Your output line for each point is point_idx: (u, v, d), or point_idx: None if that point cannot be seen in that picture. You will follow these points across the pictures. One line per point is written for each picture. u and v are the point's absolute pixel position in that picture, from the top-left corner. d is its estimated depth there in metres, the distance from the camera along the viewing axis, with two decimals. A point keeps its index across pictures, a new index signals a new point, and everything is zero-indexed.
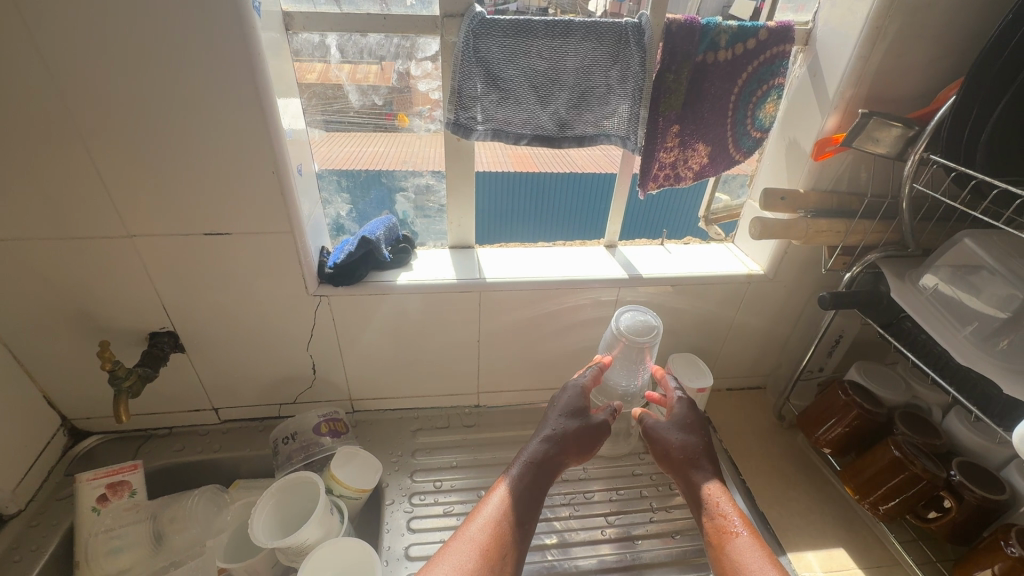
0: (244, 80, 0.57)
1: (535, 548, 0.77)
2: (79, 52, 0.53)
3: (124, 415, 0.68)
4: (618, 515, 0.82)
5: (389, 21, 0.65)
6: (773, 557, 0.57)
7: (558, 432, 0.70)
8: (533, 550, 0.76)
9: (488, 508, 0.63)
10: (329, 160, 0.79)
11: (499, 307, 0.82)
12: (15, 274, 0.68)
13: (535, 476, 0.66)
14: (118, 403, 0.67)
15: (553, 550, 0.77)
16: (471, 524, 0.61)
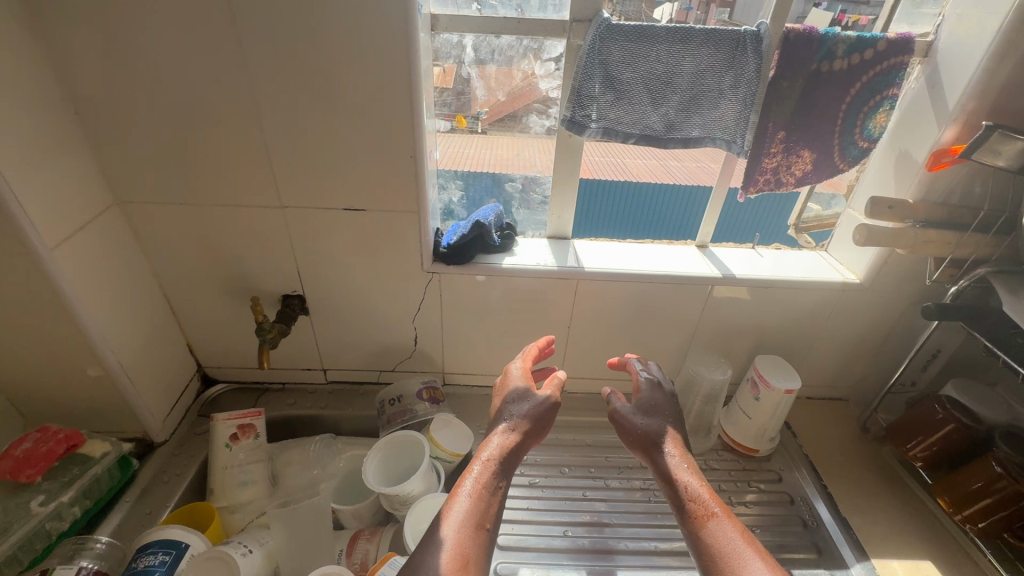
0: (401, 74, 0.65)
1: (618, 526, 0.80)
2: (272, 45, 0.62)
3: (265, 363, 0.77)
4: None
5: (523, 25, 0.71)
6: (749, 533, 0.57)
7: (515, 423, 0.68)
8: (615, 528, 0.80)
9: (455, 504, 0.58)
10: (448, 155, 0.86)
11: (594, 296, 0.87)
12: (183, 235, 0.79)
13: (508, 451, 0.65)
14: (262, 352, 0.76)
15: (635, 530, 0.80)
16: (441, 521, 0.57)
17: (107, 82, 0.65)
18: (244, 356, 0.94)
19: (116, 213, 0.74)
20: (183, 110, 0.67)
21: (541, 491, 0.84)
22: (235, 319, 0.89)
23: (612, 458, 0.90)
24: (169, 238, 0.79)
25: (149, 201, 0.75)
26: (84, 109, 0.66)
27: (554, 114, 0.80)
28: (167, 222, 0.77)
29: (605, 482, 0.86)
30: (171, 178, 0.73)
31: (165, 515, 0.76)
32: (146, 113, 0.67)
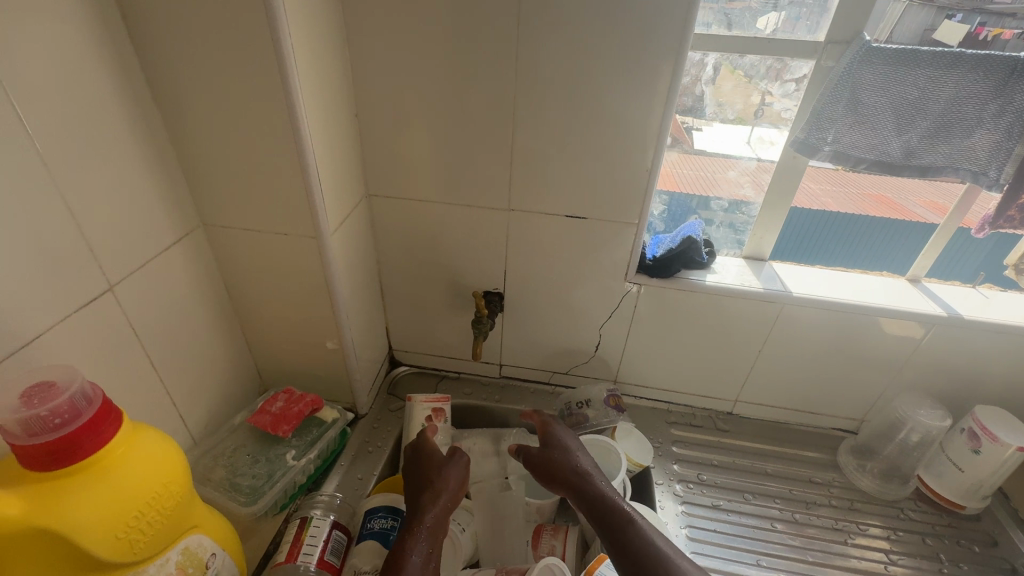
0: (664, 91, 0.67)
1: (813, 564, 0.78)
2: (548, 60, 0.67)
3: (479, 353, 0.82)
4: (899, 556, 0.79)
5: (774, 45, 0.71)
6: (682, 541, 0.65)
7: (434, 488, 0.71)
8: (810, 564, 0.78)
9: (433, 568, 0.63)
10: (667, 178, 0.85)
11: (796, 321, 0.85)
12: (411, 227, 0.86)
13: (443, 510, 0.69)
14: (478, 343, 0.81)
15: (832, 570, 0.77)
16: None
17: (389, 88, 0.72)
18: (433, 343, 1.01)
19: (363, 204, 0.82)
20: (448, 115, 0.73)
21: (726, 514, 0.83)
22: (436, 308, 0.95)
23: (795, 491, 0.87)
24: (399, 229, 0.86)
25: (392, 195, 0.82)
26: (363, 111, 0.75)
27: (783, 137, 0.79)
28: (400, 215, 0.84)
29: (792, 515, 0.83)
30: (417, 175, 0.80)
31: (374, 483, 0.83)
32: (414, 117, 0.74)
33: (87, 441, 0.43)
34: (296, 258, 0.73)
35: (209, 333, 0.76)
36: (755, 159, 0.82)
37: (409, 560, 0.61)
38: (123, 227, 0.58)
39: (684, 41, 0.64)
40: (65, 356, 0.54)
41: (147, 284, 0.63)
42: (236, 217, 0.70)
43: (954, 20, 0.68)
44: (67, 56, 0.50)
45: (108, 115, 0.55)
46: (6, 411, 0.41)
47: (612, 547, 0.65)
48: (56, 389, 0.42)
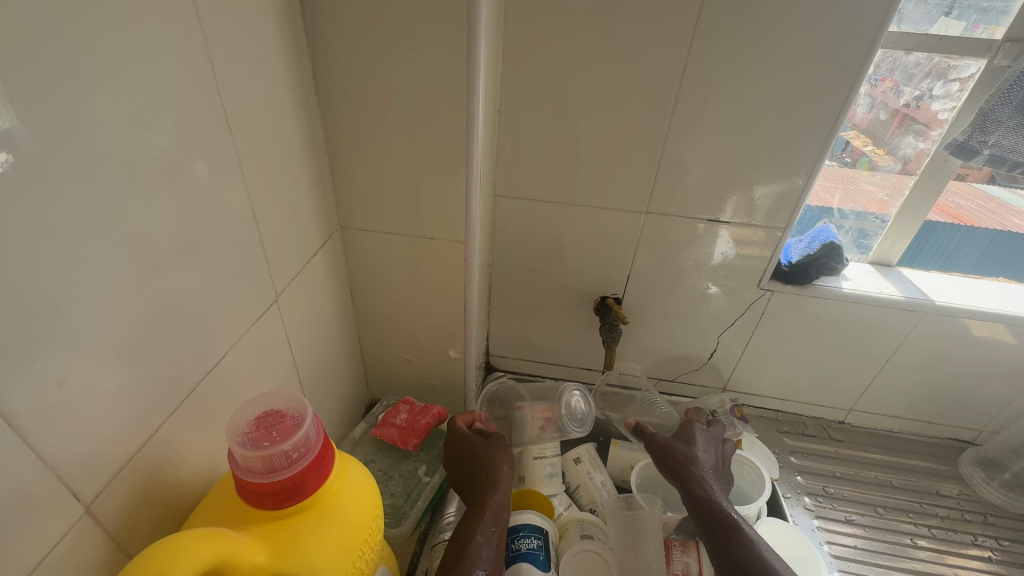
0: (841, 90, 0.66)
1: None
2: (717, 55, 0.65)
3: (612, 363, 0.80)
4: None
5: (943, 42, 0.68)
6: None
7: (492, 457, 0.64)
8: None
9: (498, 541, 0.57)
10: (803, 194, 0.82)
11: (931, 330, 0.83)
12: (535, 228, 0.82)
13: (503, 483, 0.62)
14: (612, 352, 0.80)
15: None
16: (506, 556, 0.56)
17: (539, 82, 0.69)
18: (536, 347, 0.97)
19: (490, 204, 0.79)
20: (598, 112, 0.70)
21: (862, 529, 0.82)
22: (546, 311, 0.92)
23: (925, 504, 0.86)
24: (522, 230, 0.83)
25: (521, 195, 0.79)
26: (505, 106, 0.72)
27: (937, 139, 0.75)
28: (525, 215, 0.81)
29: (928, 530, 0.83)
30: (552, 174, 0.77)
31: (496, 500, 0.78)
32: (561, 112, 0.71)
33: (311, 480, 0.38)
34: (439, 261, 0.70)
35: (339, 338, 0.73)
36: (833, 160, 0.80)
37: (474, 540, 0.55)
38: (292, 229, 0.56)
39: (880, 35, 0.62)
40: (244, 368, 0.51)
41: (304, 288, 0.60)
42: (380, 218, 0.67)
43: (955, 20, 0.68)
44: (263, 52, 0.48)
45: (286, 112, 0.53)
46: (240, 443, 0.37)
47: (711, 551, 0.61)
48: (288, 422, 0.39)
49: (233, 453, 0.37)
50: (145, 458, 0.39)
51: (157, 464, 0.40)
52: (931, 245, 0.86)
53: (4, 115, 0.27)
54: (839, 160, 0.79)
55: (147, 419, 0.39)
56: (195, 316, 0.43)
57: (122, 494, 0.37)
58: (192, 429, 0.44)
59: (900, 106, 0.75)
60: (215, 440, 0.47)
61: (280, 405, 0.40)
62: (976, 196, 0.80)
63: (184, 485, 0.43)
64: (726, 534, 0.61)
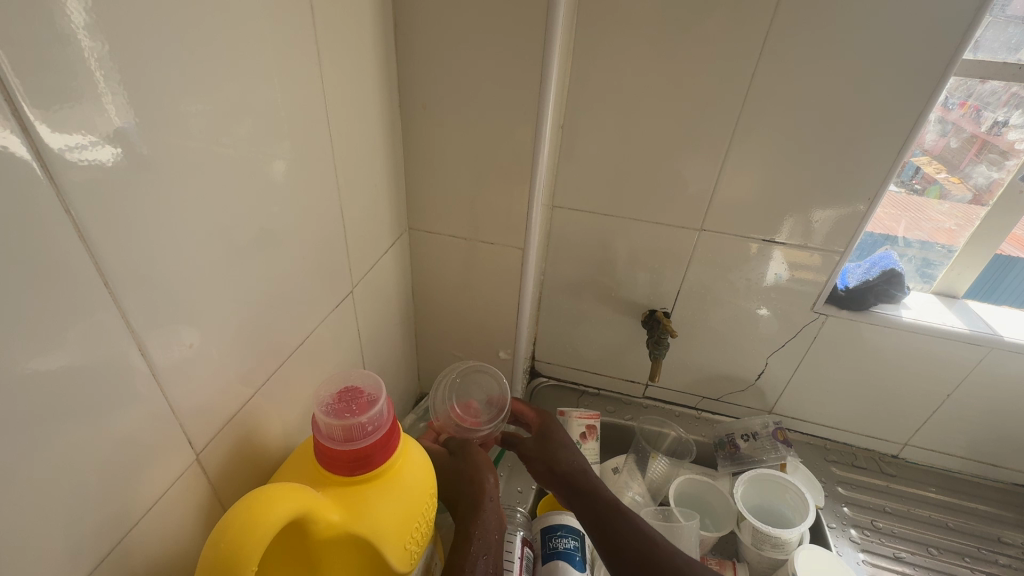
0: (907, 116, 0.66)
1: None
2: (780, 79, 0.66)
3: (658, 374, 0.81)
4: None
5: (1022, 72, 0.67)
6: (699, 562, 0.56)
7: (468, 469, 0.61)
8: None
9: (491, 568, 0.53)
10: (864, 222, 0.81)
11: (999, 366, 0.80)
12: (588, 239, 0.85)
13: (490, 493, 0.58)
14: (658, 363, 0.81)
15: None
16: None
17: (602, 100, 0.73)
18: (581, 356, 1.00)
19: (547, 214, 0.83)
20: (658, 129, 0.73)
21: (912, 568, 0.79)
22: (594, 321, 0.94)
23: (984, 550, 0.82)
24: (575, 241, 0.86)
25: (577, 207, 0.82)
26: (568, 123, 0.75)
27: (1014, 169, 0.73)
28: (580, 226, 0.84)
29: None
30: (609, 187, 0.79)
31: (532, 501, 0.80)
32: (622, 130, 0.74)
33: (378, 453, 0.42)
34: (495, 265, 0.74)
35: (399, 332, 0.78)
36: (902, 187, 0.78)
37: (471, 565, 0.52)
38: (369, 228, 0.62)
39: (951, 63, 0.62)
40: (320, 351, 0.56)
41: (375, 283, 0.66)
42: (445, 222, 0.73)
43: None
44: (357, 68, 0.54)
45: (372, 122, 0.59)
46: (325, 411, 0.42)
47: (603, 543, 0.58)
48: (365, 398, 0.44)
49: (317, 419, 0.42)
50: (241, 418, 0.45)
51: (249, 425, 0.46)
52: (1007, 283, 0.83)
53: (123, 115, 0.31)
54: (911, 187, 0.78)
55: (241, 381, 0.45)
56: (284, 298, 0.49)
57: (222, 446, 0.43)
58: (276, 397, 0.49)
59: (981, 134, 0.73)
60: (293, 410, 0.52)
61: (359, 382, 0.45)
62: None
63: (266, 446, 0.48)
64: (613, 520, 0.59)
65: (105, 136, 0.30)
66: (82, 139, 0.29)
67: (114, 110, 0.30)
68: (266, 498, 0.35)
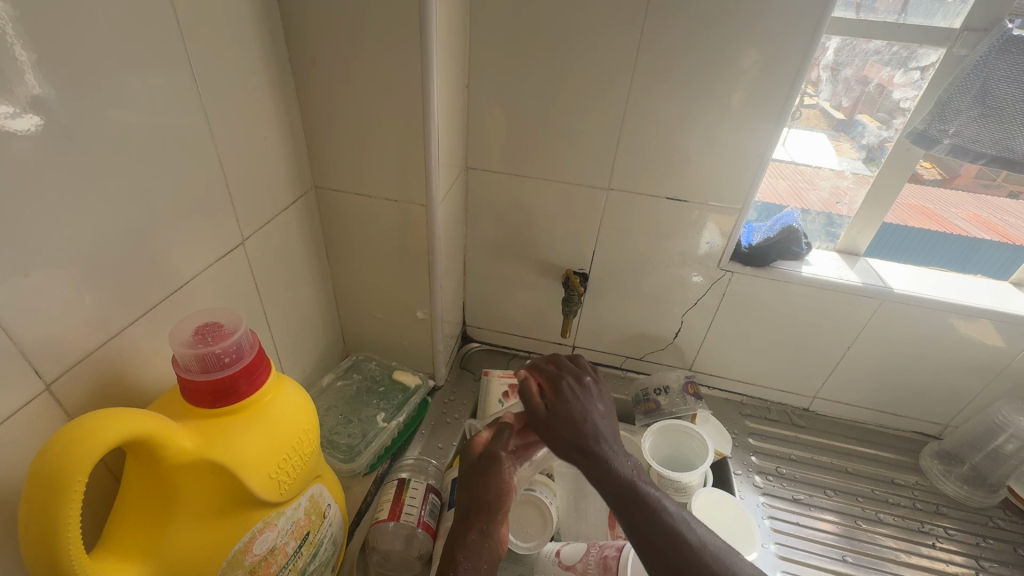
0: (793, 73, 0.68)
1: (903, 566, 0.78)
2: (672, 37, 0.68)
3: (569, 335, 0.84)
4: (992, 564, 0.79)
5: (902, 31, 0.70)
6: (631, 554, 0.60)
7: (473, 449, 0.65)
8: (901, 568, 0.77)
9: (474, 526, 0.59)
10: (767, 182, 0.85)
11: (893, 318, 0.84)
12: (505, 201, 0.87)
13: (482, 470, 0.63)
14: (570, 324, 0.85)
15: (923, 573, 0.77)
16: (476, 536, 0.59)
17: (505, 60, 0.73)
18: (509, 319, 1.02)
19: (462, 175, 0.84)
20: (562, 89, 0.74)
21: (809, 509, 0.83)
22: (518, 284, 0.96)
23: (878, 491, 0.87)
24: (492, 203, 0.87)
25: (491, 168, 0.84)
26: (475, 83, 0.76)
27: (900, 127, 0.76)
28: (496, 188, 0.86)
29: (877, 515, 0.84)
30: (520, 149, 0.81)
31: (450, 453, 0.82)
32: (528, 91, 0.75)
33: (243, 383, 0.44)
34: (405, 224, 0.76)
35: (312, 292, 0.79)
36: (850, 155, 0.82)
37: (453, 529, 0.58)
38: (264, 181, 0.62)
39: (825, 16, 0.63)
40: (207, 301, 0.57)
41: (275, 238, 0.67)
42: (351, 180, 0.73)
43: (920, 13, 0.69)
44: (234, 14, 0.54)
45: (256, 73, 0.59)
46: (181, 344, 0.43)
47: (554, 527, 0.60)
48: (224, 330, 0.45)
49: (174, 353, 0.43)
50: (104, 354, 0.45)
51: (117, 362, 0.46)
52: (977, 256, 0.86)
53: (41, 85, 0.37)
54: (859, 155, 0.81)
55: (110, 322, 0.45)
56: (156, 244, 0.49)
57: (80, 379, 0.43)
58: (155, 340, 0.50)
59: (908, 97, 0.74)
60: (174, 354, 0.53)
61: (222, 317, 0.46)
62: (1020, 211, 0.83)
63: (140, 385, 0.49)
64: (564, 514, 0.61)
65: (26, 106, 0.36)
66: (4, 111, 0.35)
67: (35, 80, 0.37)
68: (98, 428, 0.35)
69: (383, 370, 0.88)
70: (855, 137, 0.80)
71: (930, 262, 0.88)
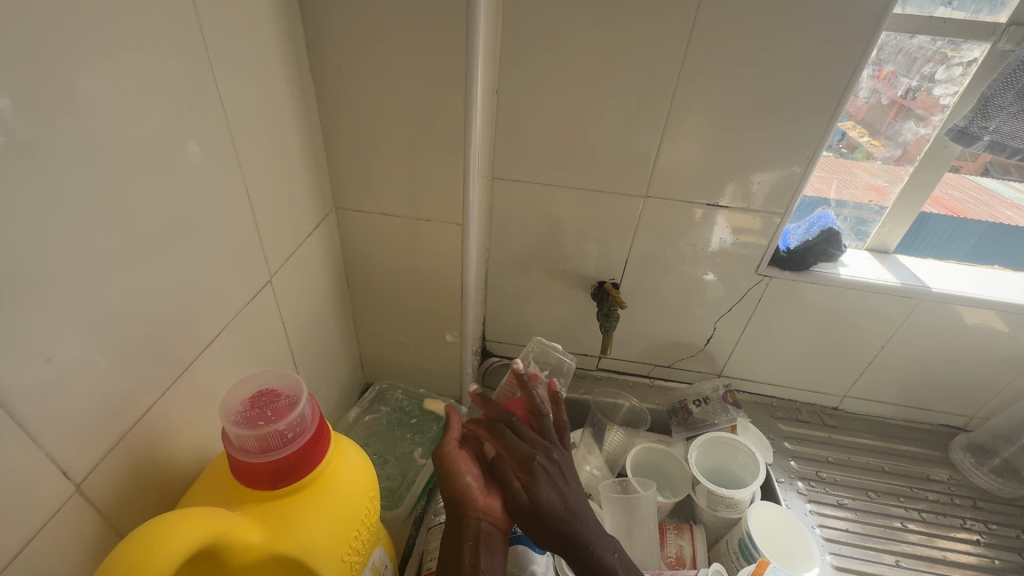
0: (843, 71, 0.65)
1: (952, 565, 0.78)
2: (718, 35, 0.64)
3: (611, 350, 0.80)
4: None
5: (947, 26, 0.68)
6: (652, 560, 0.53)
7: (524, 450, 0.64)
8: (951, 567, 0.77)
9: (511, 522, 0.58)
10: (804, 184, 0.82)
11: (928, 317, 0.83)
12: (532, 211, 0.82)
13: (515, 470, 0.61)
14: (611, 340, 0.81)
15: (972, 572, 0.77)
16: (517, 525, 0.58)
17: (538, 61, 0.68)
18: (533, 333, 0.97)
19: (488, 186, 0.79)
20: (598, 91, 0.70)
21: (854, 513, 0.83)
22: (543, 296, 0.92)
23: (916, 489, 0.87)
24: (519, 214, 0.82)
25: (519, 178, 0.79)
26: (504, 87, 0.71)
27: (939, 124, 0.75)
28: (523, 198, 0.80)
29: (920, 514, 0.84)
30: (550, 156, 0.76)
31: None
32: (561, 94, 0.71)
33: (307, 461, 0.38)
34: (435, 244, 0.70)
35: (332, 320, 0.73)
36: (847, 152, 0.80)
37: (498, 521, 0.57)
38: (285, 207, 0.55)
39: (884, 15, 0.61)
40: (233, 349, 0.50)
41: (293, 267, 0.60)
42: (376, 199, 0.67)
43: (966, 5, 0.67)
44: (249, 20, 0.47)
45: (272, 85, 0.52)
46: (235, 422, 0.37)
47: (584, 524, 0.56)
48: (283, 401, 0.39)
49: (227, 433, 0.36)
50: (134, 436, 0.39)
51: (149, 441, 0.41)
52: (1003, 247, 0.86)
53: None
54: (838, 151, 0.80)
55: (131, 388, 0.39)
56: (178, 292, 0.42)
57: (112, 469, 0.38)
58: (181, 405, 0.44)
59: (898, 97, 0.75)
60: (199, 413, 0.47)
61: (276, 383, 0.40)
62: (968, 190, 0.82)
63: (168, 452, 0.43)
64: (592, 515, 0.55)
65: None
66: None
67: None
68: (159, 543, 0.30)
69: (411, 399, 0.83)
70: (894, 136, 0.78)
71: (958, 258, 0.88)
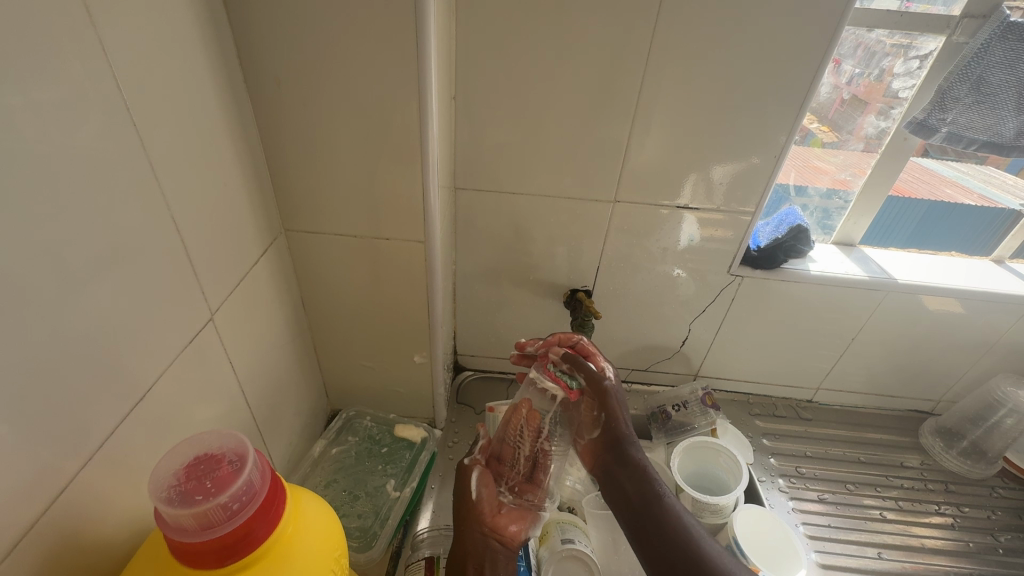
0: (805, 70, 0.64)
1: (933, 552, 0.79)
2: (681, 37, 0.62)
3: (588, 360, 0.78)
4: (1005, 536, 0.82)
5: (904, 19, 0.68)
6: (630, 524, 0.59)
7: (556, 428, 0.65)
8: (932, 554, 0.78)
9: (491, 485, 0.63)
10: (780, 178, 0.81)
11: (896, 308, 0.84)
12: (500, 219, 0.78)
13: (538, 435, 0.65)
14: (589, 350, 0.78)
15: (951, 557, 0.78)
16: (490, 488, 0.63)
17: (497, 66, 0.65)
18: (506, 343, 0.94)
19: (451, 197, 0.75)
20: (560, 96, 0.67)
21: (834, 506, 0.83)
22: (515, 307, 0.88)
23: (891, 477, 0.89)
24: (486, 224, 0.79)
25: (483, 187, 0.75)
26: (461, 93, 0.67)
27: (899, 117, 0.75)
28: (490, 207, 0.77)
29: (897, 502, 0.85)
30: (515, 164, 0.73)
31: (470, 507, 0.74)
32: (522, 99, 0.67)
33: (260, 528, 0.34)
34: (397, 263, 0.65)
35: (288, 350, 0.67)
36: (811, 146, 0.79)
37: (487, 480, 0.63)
38: (213, 235, 0.50)
39: (845, 12, 0.60)
40: (159, 401, 0.44)
41: (239, 299, 0.55)
42: (330, 219, 0.62)
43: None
44: (171, 35, 0.42)
45: (202, 104, 0.47)
46: (169, 501, 0.32)
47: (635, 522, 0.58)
48: (226, 468, 0.34)
49: (160, 513, 0.32)
50: (50, 522, 0.35)
51: (71, 521, 0.36)
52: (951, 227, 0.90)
53: None
54: (797, 142, 0.77)
55: (43, 465, 0.34)
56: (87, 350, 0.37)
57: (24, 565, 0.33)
58: (109, 471, 0.40)
59: (846, 84, 0.74)
60: (130, 474, 0.42)
61: (215, 447, 0.36)
62: (918, 171, 0.85)
63: (92, 523, 0.38)
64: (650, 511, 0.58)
65: None
66: None
67: None
68: None
69: (381, 425, 0.79)
70: (858, 129, 0.77)
71: (918, 247, 0.90)
